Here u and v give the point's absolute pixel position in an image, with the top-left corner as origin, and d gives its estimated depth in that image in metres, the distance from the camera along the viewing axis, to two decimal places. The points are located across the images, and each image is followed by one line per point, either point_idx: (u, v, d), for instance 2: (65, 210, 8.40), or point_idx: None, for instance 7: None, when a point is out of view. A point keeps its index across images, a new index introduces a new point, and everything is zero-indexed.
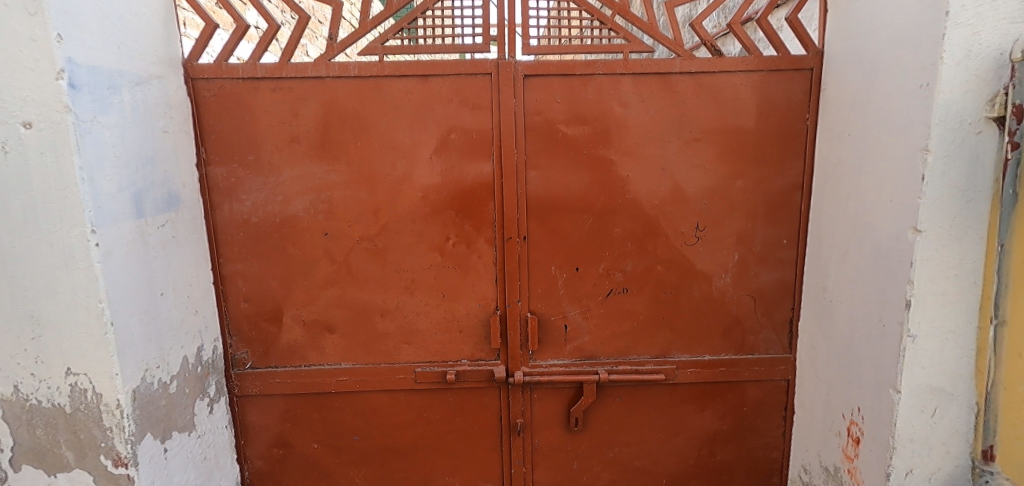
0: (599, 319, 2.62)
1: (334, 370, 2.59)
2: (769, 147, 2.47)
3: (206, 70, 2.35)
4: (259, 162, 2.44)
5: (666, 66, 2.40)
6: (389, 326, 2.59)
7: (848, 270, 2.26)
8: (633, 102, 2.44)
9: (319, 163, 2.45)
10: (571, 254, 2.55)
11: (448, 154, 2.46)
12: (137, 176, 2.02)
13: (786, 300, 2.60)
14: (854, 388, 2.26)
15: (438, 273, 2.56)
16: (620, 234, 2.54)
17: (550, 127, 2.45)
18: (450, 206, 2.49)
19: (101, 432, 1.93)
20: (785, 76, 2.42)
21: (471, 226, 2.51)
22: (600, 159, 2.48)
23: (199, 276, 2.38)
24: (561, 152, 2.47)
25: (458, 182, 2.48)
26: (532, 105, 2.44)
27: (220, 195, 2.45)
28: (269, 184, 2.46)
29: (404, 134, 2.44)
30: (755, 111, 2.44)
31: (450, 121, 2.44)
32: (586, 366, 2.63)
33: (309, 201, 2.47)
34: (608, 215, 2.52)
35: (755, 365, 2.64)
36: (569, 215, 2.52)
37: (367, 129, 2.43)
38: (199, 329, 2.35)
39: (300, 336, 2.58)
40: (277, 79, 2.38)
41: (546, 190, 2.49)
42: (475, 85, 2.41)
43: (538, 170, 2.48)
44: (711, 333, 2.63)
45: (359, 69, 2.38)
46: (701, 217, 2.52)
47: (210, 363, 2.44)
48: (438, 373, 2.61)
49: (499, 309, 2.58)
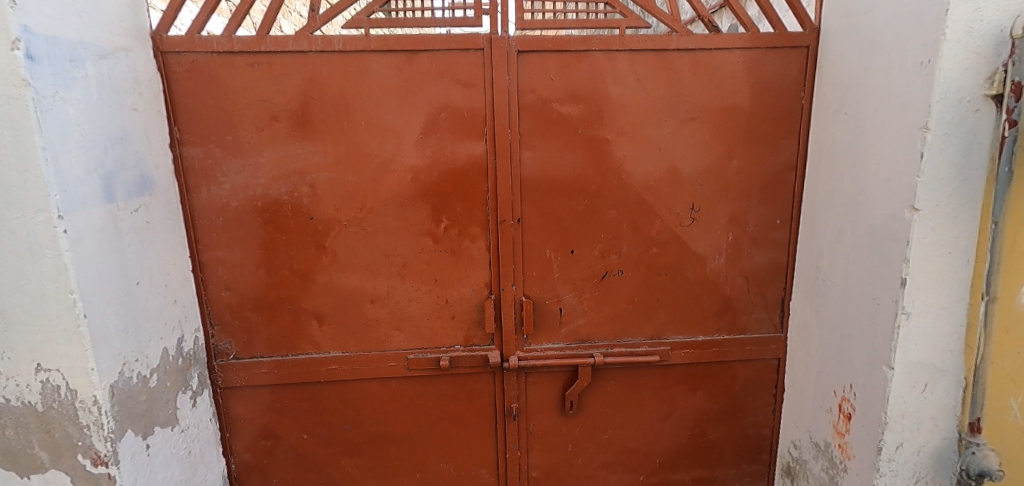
0: (593, 302, 2.59)
1: (323, 359, 2.51)
2: (764, 126, 2.45)
3: (178, 43, 2.19)
4: (238, 143, 2.31)
5: (662, 43, 2.34)
6: (379, 313, 2.51)
7: (841, 250, 2.27)
8: (628, 79, 2.38)
9: (303, 144, 2.33)
10: (565, 236, 2.50)
11: (439, 134, 2.37)
12: (106, 157, 1.87)
13: (778, 280, 2.61)
14: (846, 366, 2.29)
15: (430, 257, 2.48)
16: (615, 215, 2.50)
17: (545, 106, 2.38)
18: (442, 188, 2.41)
19: (77, 430, 1.81)
20: (780, 54, 2.39)
21: (463, 209, 2.44)
22: (595, 139, 2.42)
23: (177, 264, 2.24)
24: (556, 131, 2.40)
25: (449, 163, 2.39)
26: (525, 84, 2.36)
27: (197, 178, 2.31)
28: (250, 166, 2.33)
29: (393, 114, 2.34)
30: (751, 90, 2.42)
31: (441, 99, 2.34)
32: (581, 349, 2.61)
33: (292, 184, 2.36)
34: (603, 196, 2.48)
35: (747, 345, 2.66)
36: (564, 197, 2.47)
37: (354, 108, 2.32)
38: (178, 319, 2.22)
39: (285, 324, 2.48)
40: (255, 53, 2.24)
41: (540, 171, 2.43)
42: (466, 61, 2.32)
43: (533, 150, 2.41)
44: (705, 313, 2.63)
45: (344, 43, 2.26)
46: (696, 197, 2.50)
47: (192, 355, 2.32)
48: (431, 360, 2.55)
49: (493, 294, 2.53)
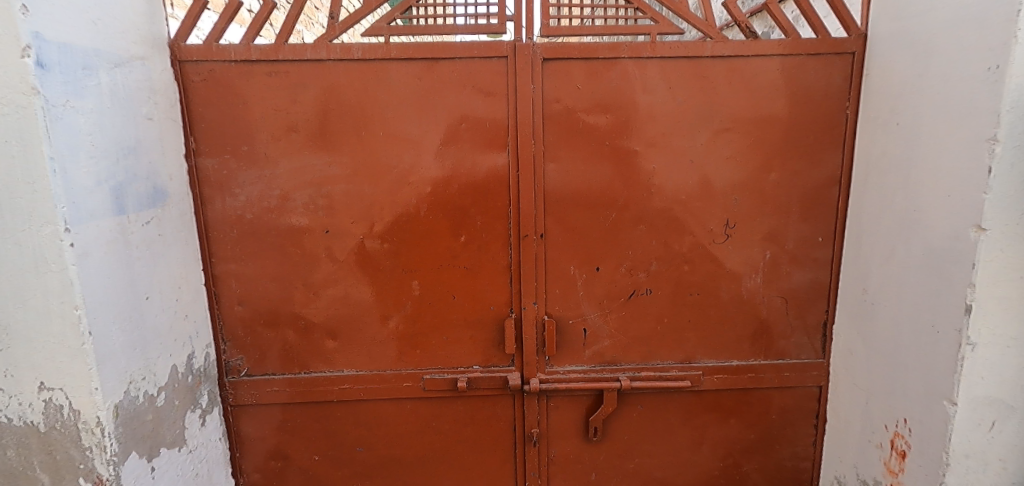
0: (619, 323, 2.44)
1: (337, 378, 2.42)
2: (804, 138, 2.30)
3: (195, 52, 2.14)
4: (254, 154, 2.25)
5: (696, 49, 2.22)
6: (395, 330, 2.42)
7: (892, 272, 2.09)
8: (658, 88, 2.25)
9: (320, 154, 2.26)
10: (590, 253, 2.38)
11: (459, 145, 2.28)
12: (117, 168, 1.81)
13: (819, 302, 2.43)
14: (899, 398, 2.10)
15: (448, 273, 2.38)
16: (644, 231, 2.36)
17: (571, 116, 2.27)
18: (462, 202, 2.32)
19: (79, 452, 1.73)
20: (824, 61, 2.24)
21: (484, 223, 2.34)
22: (623, 150, 2.29)
23: (189, 278, 2.18)
24: (581, 142, 2.29)
25: (470, 175, 2.30)
26: (550, 93, 2.25)
27: (211, 189, 2.25)
28: (265, 177, 2.26)
29: (412, 124, 2.26)
30: (790, 99, 2.27)
31: (461, 110, 2.26)
32: (606, 373, 2.46)
33: (308, 196, 2.29)
34: (631, 211, 2.34)
35: (786, 371, 2.48)
36: (590, 212, 2.34)
37: (371, 117, 2.25)
38: (189, 335, 2.15)
39: (299, 340, 2.40)
40: (273, 62, 2.18)
41: (564, 184, 2.31)
42: (489, 70, 2.23)
43: (557, 162, 2.30)
44: (739, 336, 2.46)
45: (363, 51, 2.19)
46: (730, 213, 2.35)
47: (202, 372, 2.24)
48: (449, 380, 2.44)
49: (514, 312, 2.41)
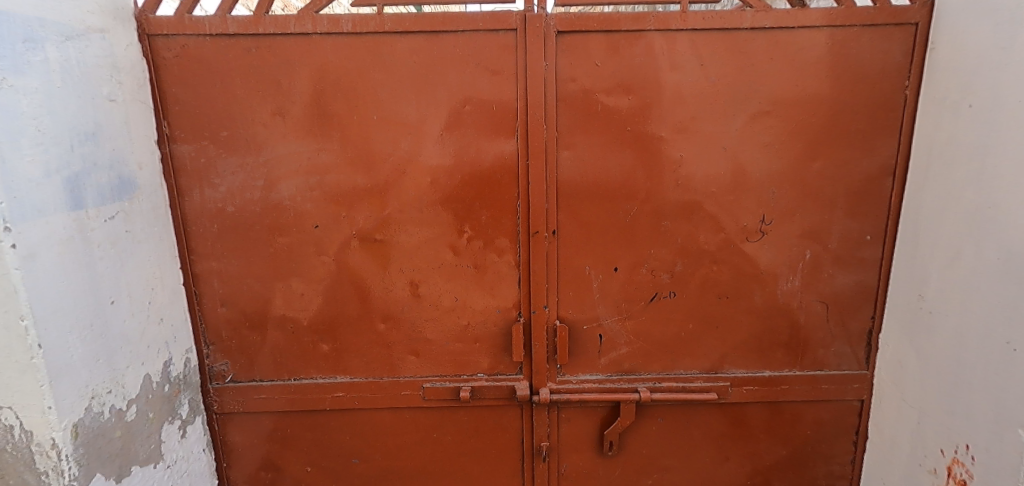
0: (639, 328, 2.21)
1: (330, 385, 2.23)
2: (854, 122, 2.02)
3: (165, 25, 1.91)
4: (235, 139, 2.02)
5: (733, 20, 1.94)
6: (392, 334, 2.21)
7: (958, 277, 1.83)
8: (689, 64, 1.98)
9: (307, 141, 2.04)
10: (608, 251, 2.13)
11: (462, 131, 2.04)
12: (72, 157, 1.59)
13: (865, 308, 2.17)
14: (960, 421, 1.85)
15: (449, 273, 2.16)
16: (669, 227, 2.11)
17: (589, 97, 2.01)
18: (465, 194, 2.09)
19: (35, 477, 1.55)
20: (881, 33, 1.95)
21: (489, 218, 2.10)
22: (647, 136, 2.03)
23: (164, 278, 1.97)
24: (600, 127, 2.03)
25: (474, 164, 2.06)
26: (565, 71, 1.99)
27: (189, 179, 2.04)
28: (247, 166, 2.05)
29: (410, 107, 2.02)
30: (840, 78, 1.99)
31: (465, 90, 2.01)
32: (623, 383, 2.24)
33: (295, 186, 2.07)
34: (655, 205, 2.09)
35: (824, 384, 2.23)
36: (608, 206, 2.09)
37: (364, 99, 2.01)
38: (165, 340, 1.95)
39: (288, 344, 2.20)
40: (254, 37, 1.95)
41: (580, 175, 2.06)
42: (496, 45, 1.98)
43: (572, 150, 2.05)
44: (773, 345, 2.21)
45: (353, 24, 1.95)
46: (767, 208, 2.09)
47: (182, 379, 2.05)
48: (450, 389, 2.23)
49: (523, 316, 2.18)
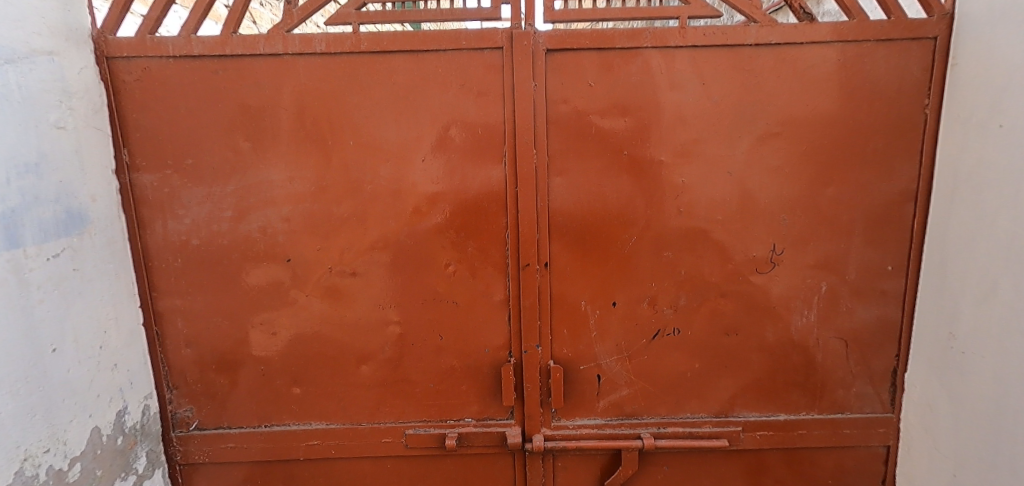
0: (641, 368, 2.02)
1: (304, 432, 2.04)
2: (871, 144, 1.86)
3: (126, 46, 1.78)
4: (200, 168, 1.88)
5: (736, 36, 1.80)
6: (372, 376, 2.03)
7: (995, 313, 1.65)
8: (690, 83, 1.83)
9: (279, 168, 1.89)
10: (606, 285, 1.96)
11: (445, 156, 1.89)
12: (7, 193, 1.46)
13: (888, 345, 1.98)
14: (1003, 474, 1.65)
15: (433, 310, 1.99)
16: (672, 258, 1.94)
17: (582, 120, 1.86)
18: (449, 224, 1.93)
19: None
20: (897, 48, 1.81)
21: (476, 250, 1.94)
22: (645, 161, 1.88)
23: (120, 319, 1.81)
24: (594, 151, 1.88)
25: (458, 192, 1.91)
26: (556, 91, 1.85)
27: (151, 210, 1.88)
28: (214, 196, 1.90)
29: (389, 132, 1.88)
30: (853, 97, 1.84)
31: (448, 113, 1.87)
32: (625, 428, 2.04)
33: (265, 217, 1.92)
34: (656, 234, 1.93)
35: (845, 428, 2.03)
36: (605, 236, 1.93)
37: (340, 124, 1.87)
38: (118, 387, 1.78)
39: (258, 388, 2.03)
40: (220, 58, 1.82)
41: (573, 202, 1.91)
42: (481, 65, 1.84)
43: (564, 176, 1.89)
44: (788, 385, 2.02)
45: (327, 44, 1.82)
46: (777, 236, 1.92)
47: (139, 429, 1.87)
48: (436, 436, 2.05)
49: (513, 356, 2.00)
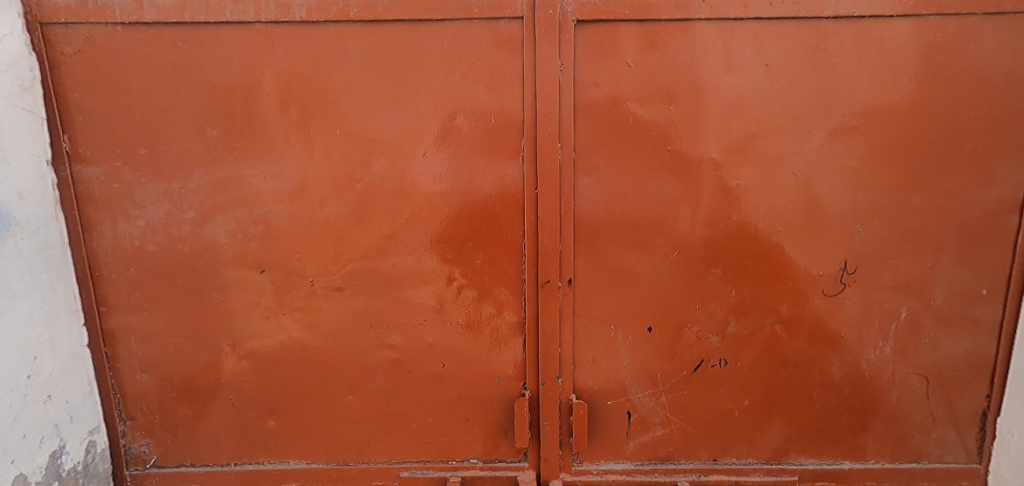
0: (680, 406, 1.70)
1: (280, 472, 1.74)
2: (969, 142, 1.53)
3: (64, 10, 1.47)
4: (156, 160, 1.57)
5: (811, 6, 1.47)
6: (361, 409, 1.72)
7: None
8: (750, 65, 1.51)
9: (252, 162, 1.58)
10: (641, 307, 1.65)
11: (451, 150, 1.57)
12: None
13: (978, 384, 1.65)
14: None
15: (434, 333, 1.68)
16: (721, 276, 1.63)
17: (617, 107, 1.53)
18: (454, 232, 1.61)
19: None
20: (1009, 23, 1.46)
21: (487, 263, 1.63)
22: (693, 159, 1.55)
23: (54, 340, 1.51)
24: (631, 147, 1.55)
25: (466, 194, 1.59)
26: (585, 72, 1.52)
27: (98, 210, 1.58)
28: (173, 194, 1.59)
29: (383, 119, 1.56)
30: (951, 83, 1.50)
31: (455, 98, 1.55)
32: (659, 475, 1.73)
33: (235, 220, 1.61)
34: (703, 247, 1.61)
35: (921, 480, 1.71)
36: (641, 249, 1.61)
37: (324, 109, 1.56)
38: (49, 423, 1.48)
39: (227, 420, 1.72)
40: (178, 26, 1.50)
41: (604, 208, 1.59)
42: (496, 39, 1.52)
43: (594, 176, 1.57)
44: (855, 429, 1.70)
45: (309, 11, 1.50)
46: (849, 252, 1.59)
47: (79, 470, 1.57)
48: (435, 480, 1.74)
49: (529, 389, 1.69)
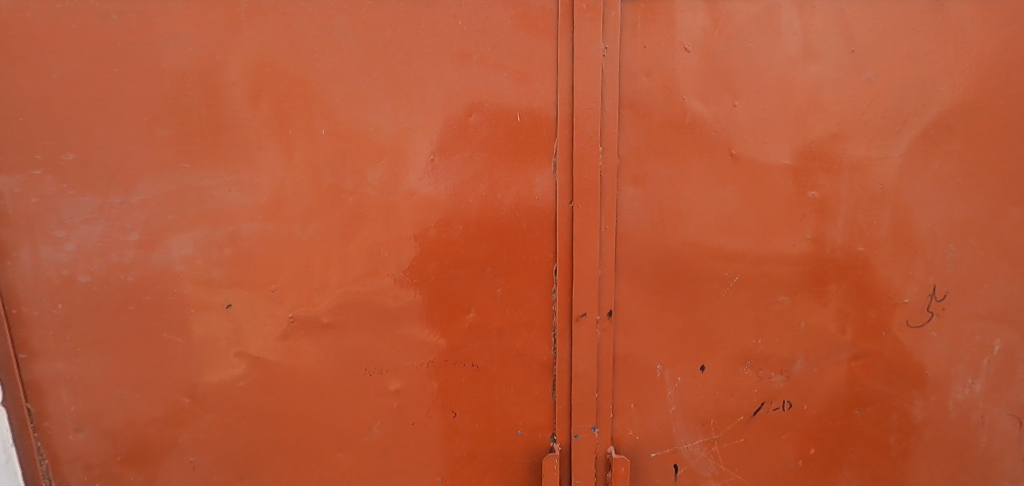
0: (736, 456, 1.44)
1: None
2: None
3: None
4: (89, 166, 1.23)
5: None
6: (354, 468, 1.41)
7: None
8: (832, 51, 1.24)
9: (215, 168, 1.26)
10: (693, 343, 1.37)
11: (465, 153, 1.28)
12: None
13: None
14: None
15: (445, 376, 1.38)
16: (789, 305, 1.36)
17: (671, 102, 1.25)
18: (470, 254, 1.32)
19: None
20: None
21: (509, 291, 1.34)
22: (760, 165, 1.28)
23: None
24: (687, 151, 1.27)
25: (484, 208, 1.30)
26: (633, 59, 1.24)
27: (11, 230, 1.23)
28: (112, 209, 1.25)
29: (382, 115, 1.26)
30: None
31: (471, 90, 1.26)
32: None
33: (194, 242, 1.28)
34: (769, 271, 1.34)
35: None
36: (695, 275, 1.33)
37: (308, 102, 1.25)
38: None
39: None
40: None
41: (652, 225, 1.31)
42: (523, 17, 1.24)
43: (640, 187, 1.29)
44: (939, 480, 1.45)
45: None
46: (940, 275, 1.34)
47: None
48: None
49: (558, 442, 1.41)
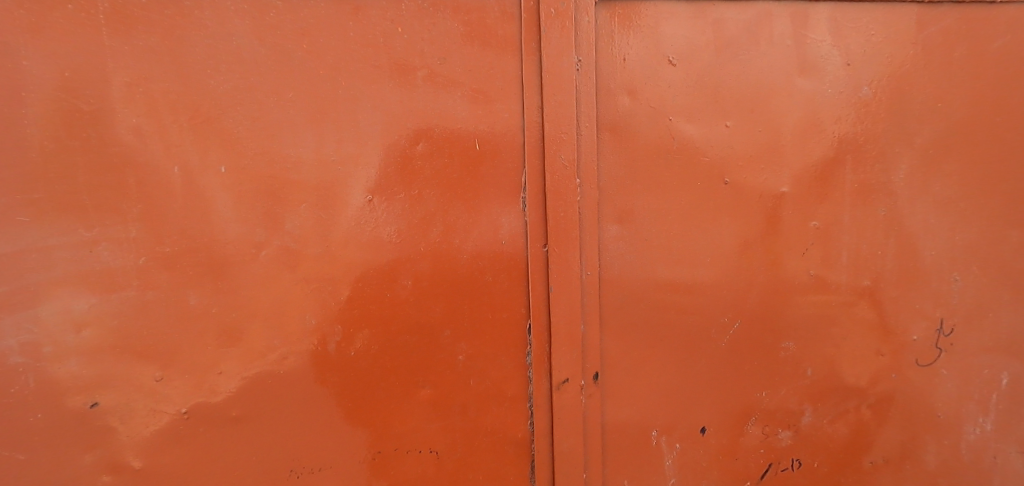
0: None
1: None
2: None
3: None
4: None
5: None
6: None
7: None
8: (826, 65, 1.11)
9: (71, 222, 0.93)
10: (691, 403, 1.17)
11: (413, 191, 1.03)
12: None
13: None
14: None
15: (396, 469, 1.09)
16: (794, 351, 1.18)
17: (655, 125, 1.07)
18: (423, 315, 1.06)
19: None
20: None
21: (473, 358, 1.09)
22: (757, 194, 1.12)
23: None
24: (676, 181, 1.09)
25: (440, 257, 1.05)
26: (610, 75, 1.05)
27: None
28: None
29: (304, 147, 0.99)
30: None
31: (417, 112, 1.01)
32: None
33: (40, 323, 0.93)
34: (772, 314, 1.16)
35: None
36: (690, 324, 1.14)
37: (203, 131, 0.96)
38: None
39: None
40: None
41: (640, 267, 1.10)
42: (478, 24, 1.01)
43: (625, 224, 1.09)
44: None
45: None
46: (947, 307, 1.21)
47: None
48: None
49: None
